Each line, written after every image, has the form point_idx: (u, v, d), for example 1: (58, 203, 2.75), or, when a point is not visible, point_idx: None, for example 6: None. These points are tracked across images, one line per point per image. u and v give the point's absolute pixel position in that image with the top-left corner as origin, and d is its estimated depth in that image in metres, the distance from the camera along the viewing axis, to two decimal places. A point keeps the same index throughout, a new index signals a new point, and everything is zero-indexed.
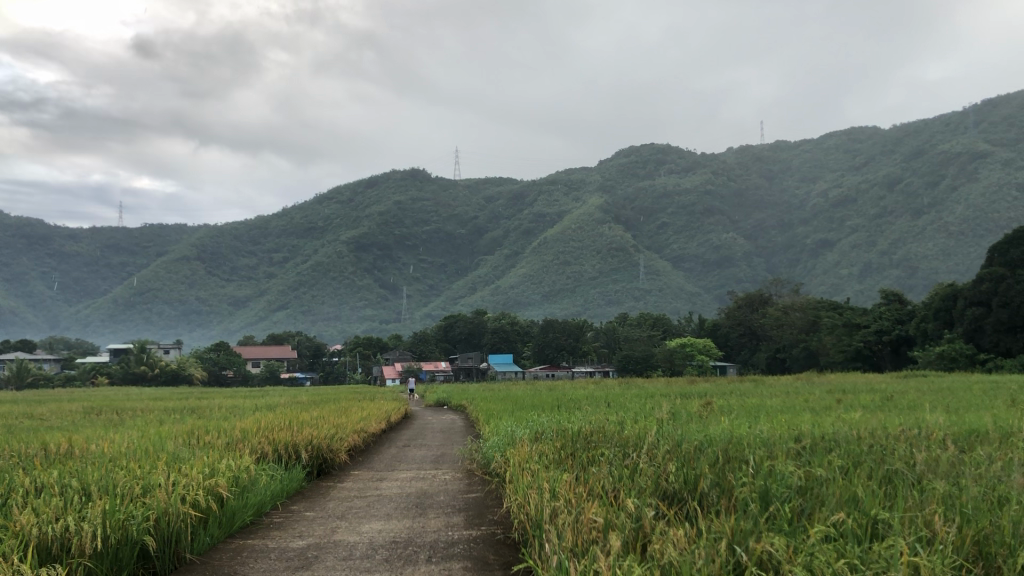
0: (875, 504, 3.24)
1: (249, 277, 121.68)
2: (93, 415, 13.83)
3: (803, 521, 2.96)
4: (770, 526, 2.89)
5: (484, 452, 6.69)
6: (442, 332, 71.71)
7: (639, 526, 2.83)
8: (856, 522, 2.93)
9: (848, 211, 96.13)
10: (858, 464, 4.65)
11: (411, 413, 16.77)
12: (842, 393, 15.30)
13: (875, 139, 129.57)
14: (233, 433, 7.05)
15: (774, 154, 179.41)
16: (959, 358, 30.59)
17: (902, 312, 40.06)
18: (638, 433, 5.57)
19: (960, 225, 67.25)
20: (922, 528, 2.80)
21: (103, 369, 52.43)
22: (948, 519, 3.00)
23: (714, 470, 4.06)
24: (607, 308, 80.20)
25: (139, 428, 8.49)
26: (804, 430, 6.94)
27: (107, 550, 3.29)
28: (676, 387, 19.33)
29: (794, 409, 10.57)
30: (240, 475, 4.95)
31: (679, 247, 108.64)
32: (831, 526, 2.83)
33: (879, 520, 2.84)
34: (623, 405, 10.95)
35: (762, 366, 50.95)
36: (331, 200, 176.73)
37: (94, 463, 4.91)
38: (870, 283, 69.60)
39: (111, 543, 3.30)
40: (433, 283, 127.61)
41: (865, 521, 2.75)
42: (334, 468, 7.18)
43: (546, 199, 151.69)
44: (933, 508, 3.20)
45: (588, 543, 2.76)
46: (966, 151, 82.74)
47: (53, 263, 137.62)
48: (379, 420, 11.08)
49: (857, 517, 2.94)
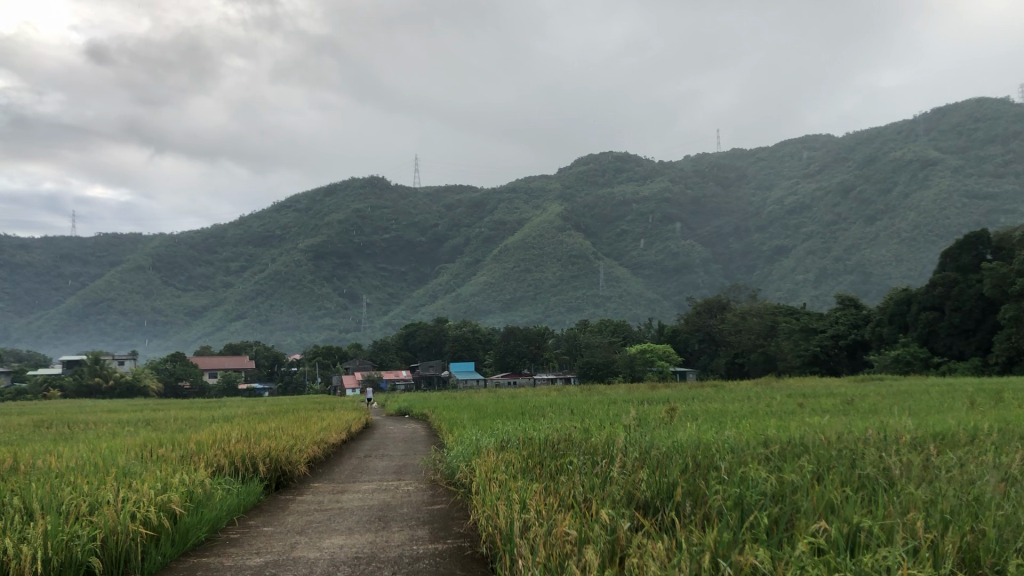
0: (856, 512, 3.18)
1: (206, 286, 120.09)
2: (45, 428, 13.45)
3: (788, 532, 2.85)
4: (747, 534, 2.82)
5: (448, 462, 6.55)
6: (403, 341, 71.38)
7: (611, 540, 2.72)
8: (829, 531, 2.88)
9: (804, 219, 97.54)
10: (830, 468, 4.60)
11: (372, 422, 16.55)
12: (803, 397, 15.37)
13: (829, 148, 131.66)
14: (190, 445, 6.83)
15: (732, 161, 181.41)
16: (914, 361, 31.14)
17: (857, 316, 40.64)
18: (606, 438, 5.46)
19: (912, 231, 68.52)
20: (913, 538, 2.72)
21: (55, 382, 51.30)
22: (933, 527, 2.93)
23: (688, 475, 3.96)
24: (568, 316, 80.43)
25: (90, 442, 8.19)
26: (769, 433, 6.94)
27: (49, 568, 3.10)
28: (639, 393, 19.31)
29: (758, 413, 10.53)
30: (194, 490, 4.75)
31: (638, 254, 109.35)
32: (817, 535, 2.74)
33: (846, 532, 2.78)
34: (589, 412, 10.91)
35: (721, 371, 51.44)
36: (290, 209, 175.14)
37: (40, 480, 4.66)
38: (825, 289, 70.61)
39: (52, 565, 3.11)
40: (393, 291, 127.12)
41: (839, 532, 2.68)
42: (294, 481, 6.98)
43: (506, 207, 152.11)
44: (916, 513, 3.14)
45: (556, 562, 2.64)
46: (917, 159, 84.22)
47: (3, 273, 134.83)
48: (339, 431, 10.85)
49: (844, 527, 2.86)
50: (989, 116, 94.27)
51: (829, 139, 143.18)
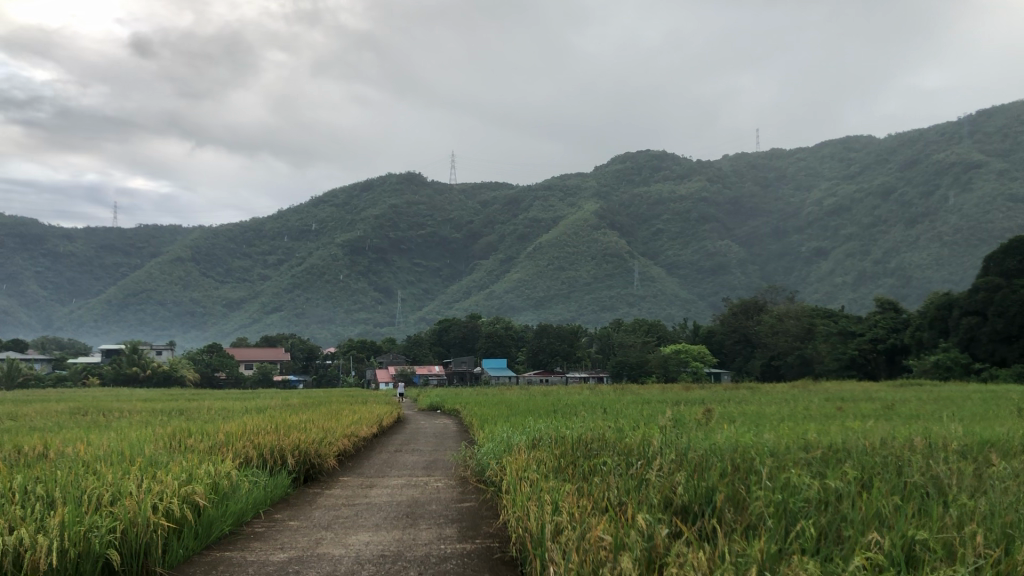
0: (916, 524, 2.98)
1: (243, 279, 121.30)
2: (79, 416, 13.55)
3: (839, 547, 2.65)
4: (796, 546, 2.65)
5: (479, 459, 6.40)
6: (436, 336, 71.44)
7: (649, 549, 2.57)
8: (876, 543, 2.74)
9: (843, 220, 96.16)
10: (877, 476, 4.42)
11: (403, 416, 16.48)
12: (841, 402, 15.02)
13: (870, 149, 129.56)
14: (219, 436, 6.77)
15: (770, 161, 179.17)
16: (955, 367, 30.47)
17: (897, 320, 39.81)
18: (642, 439, 5.31)
19: (954, 235, 67.18)
20: (968, 554, 2.54)
21: (94, 370, 52.04)
22: (992, 543, 2.74)
23: (727, 482, 3.77)
24: (601, 315, 80.03)
25: (119, 431, 8.11)
26: (810, 438, 6.74)
27: (64, 564, 3.01)
28: (672, 395, 18.94)
29: (798, 417, 10.23)
30: (219, 481, 4.66)
31: (673, 254, 108.53)
32: (871, 554, 2.58)
33: (890, 546, 2.61)
34: (623, 411, 10.67)
35: (756, 373, 50.84)
36: (327, 204, 176.42)
37: (68, 468, 4.63)
38: (864, 293, 69.59)
39: (69, 560, 3.03)
40: (427, 287, 127.55)
41: (890, 552, 2.51)
42: (323, 474, 6.90)
43: (541, 204, 151.85)
44: (976, 526, 2.95)
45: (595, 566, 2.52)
46: (960, 161, 82.33)
47: (46, 262, 137.45)
48: (371, 425, 10.75)
49: (900, 540, 2.69)
50: None
51: (870, 140, 140.84)
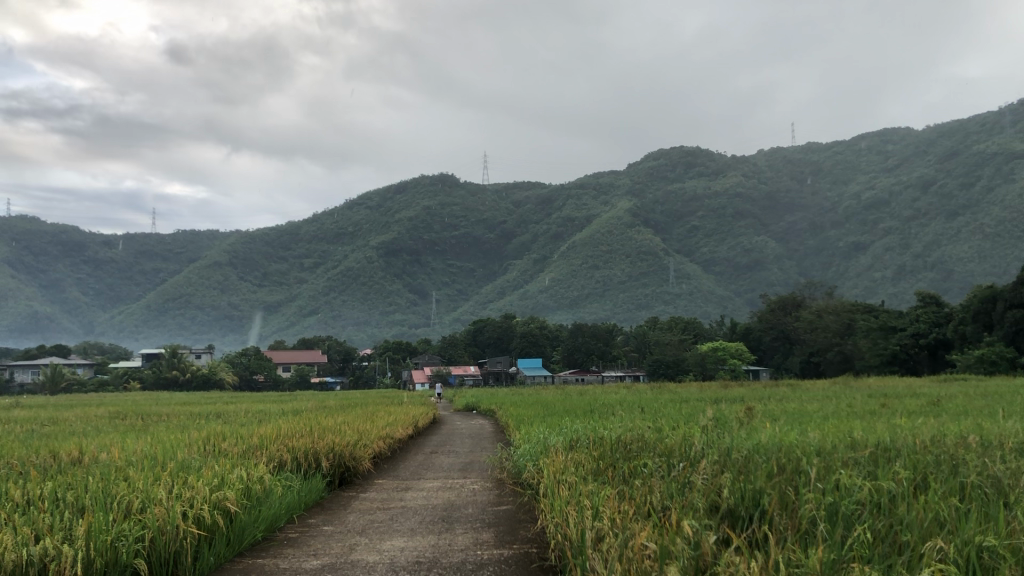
0: (992, 530, 2.77)
1: (280, 282, 122.60)
2: (118, 419, 13.66)
3: (894, 563, 2.48)
4: (849, 552, 2.52)
5: (515, 461, 6.29)
6: (471, 337, 71.59)
7: (692, 560, 2.42)
8: (929, 546, 2.64)
9: (881, 214, 94.83)
10: (930, 475, 4.25)
11: (438, 417, 16.44)
12: (884, 397, 14.70)
13: (908, 141, 127.66)
14: (252, 439, 6.71)
15: (806, 154, 176.98)
16: (1000, 362, 29.78)
17: (939, 314, 39.09)
18: (685, 439, 5.12)
19: (996, 227, 65.94)
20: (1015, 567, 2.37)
21: (135, 374, 52.81)
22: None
23: (774, 484, 3.60)
24: (636, 313, 79.59)
25: (154, 436, 8.03)
26: (856, 436, 6.53)
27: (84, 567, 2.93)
28: (711, 393, 18.66)
29: (840, 414, 9.94)
30: (252, 486, 4.59)
31: (709, 250, 107.71)
32: (928, 557, 2.44)
33: (961, 556, 2.43)
34: (661, 410, 10.55)
35: (795, 370, 50.28)
36: (361, 206, 177.73)
37: (95, 475, 4.58)
38: (904, 287, 68.55)
39: (92, 564, 2.95)
40: (462, 288, 127.99)
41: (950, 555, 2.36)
42: (357, 477, 6.80)
43: (575, 203, 151.61)
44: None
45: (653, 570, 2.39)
46: (1002, 151, 80.53)
47: (88, 269, 140.02)
48: (405, 426, 10.67)
49: (958, 547, 2.52)
50: None
51: (908, 131, 138.55)
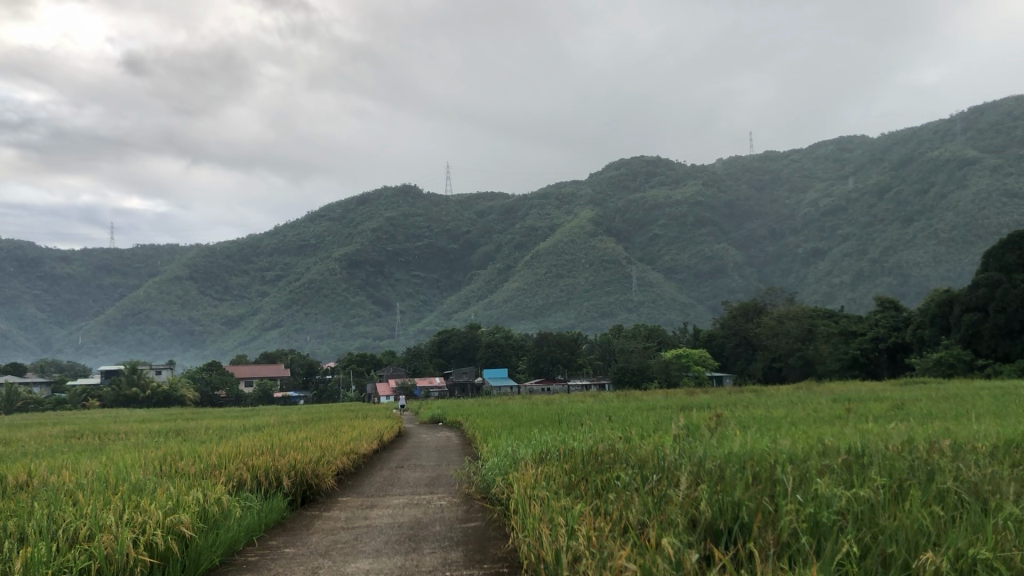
0: (986, 544, 2.66)
1: (242, 296, 121.30)
2: (75, 439, 13.25)
3: None
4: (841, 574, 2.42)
5: (483, 475, 6.12)
6: (436, 347, 71.30)
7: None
8: (916, 564, 2.56)
9: (839, 220, 96.19)
10: (910, 483, 4.15)
11: (405, 430, 16.19)
12: (849, 402, 14.69)
13: (864, 148, 129.63)
14: (211, 459, 6.47)
15: (765, 162, 178.93)
16: (957, 364, 30.15)
17: (897, 318, 39.42)
18: (658, 451, 4.97)
19: (950, 232, 67.04)
20: None
21: (93, 392, 51.77)
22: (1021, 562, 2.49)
23: (754, 495, 3.48)
24: (600, 321, 79.67)
25: (109, 456, 7.74)
26: (827, 443, 6.42)
27: None
28: (675, 401, 18.62)
29: (808, 421, 9.84)
30: (209, 509, 4.39)
31: (671, 258, 108.55)
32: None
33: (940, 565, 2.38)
34: (630, 419, 10.38)
35: (758, 375, 50.61)
36: (323, 218, 176.79)
37: (42, 500, 4.33)
38: (862, 292, 69.54)
39: None
40: (427, 299, 127.76)
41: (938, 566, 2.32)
42: (321, 495, 6.61)
43: (537, 212, 152.18)
44: (1006, 539, 2.70)
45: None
46: (955, 157, 81.80)
47: (44, 286, 137.50)
48: (370, 441, 10.45)
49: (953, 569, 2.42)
50: None
51: (864, 140, 140.71)
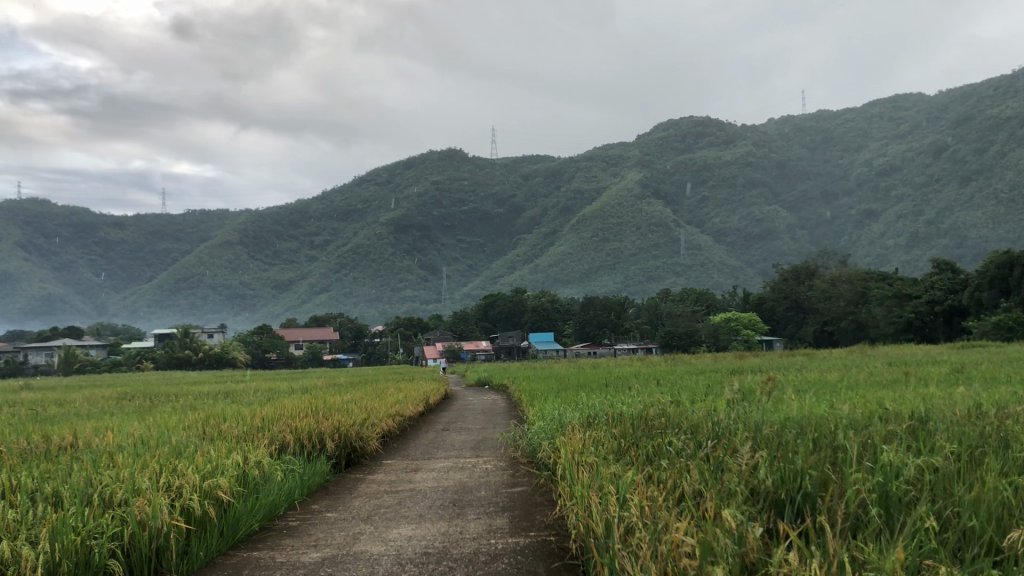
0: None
1: (291, 261, 122.67)
2: (127, 400, 13.43)
3: (955, 562, 2.16)
4: (908, 549, 2.21)
5: (530, 439, 5.98)
6: (482, 311, 71.41)
7: (738, 546, 2.15)
8: (1002, 541, 2.34)
9: (893, 181, 94.07)
10: (982, 449, 3.92)
11: (451, 393, 16.18)
12: (905, 365, 14.34)
13: (920, 107, 126.16)
14: (254, 420, 6.42)
15: (818, 123, 175.11)
16: (1016, 327, 29.26)
17: (954, 281, 38.52)
18: (709, 416, 4.76)
19: (1009, 192, 65.09)
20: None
21: (148, 354, 52.85)
22: None
23: (818, 464, 3.22)
24: (648, 285, 79.04)
25: (160, 418, 7.71)
26: (887, 407, 6.12)
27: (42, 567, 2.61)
28: (723, 364, 18.34)
29: (866, 384, 9.52)
30: (250, 474, 4.27)
31: (720, 221, 107.22)
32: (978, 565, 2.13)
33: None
34: (679, 383, 10.15)
35: (809, 339, 49.73)
36: (370, 182, 177.46)
37: (83, 461, 4.30)
38: (917, 254, 67.91)
39: (50, 560, 2.63)
40: (473, 263, 128.13)
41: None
42: (365, 457, 6.51)
43: (584, 175, 151.11)
44: None
45: (697, 566, 2.08)
46: (1015, 115, 79.16)
47: (100, 252, 140.47)
48: (416, 403, 10.41)
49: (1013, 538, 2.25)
50: None
51: (921, 98, 136.79)
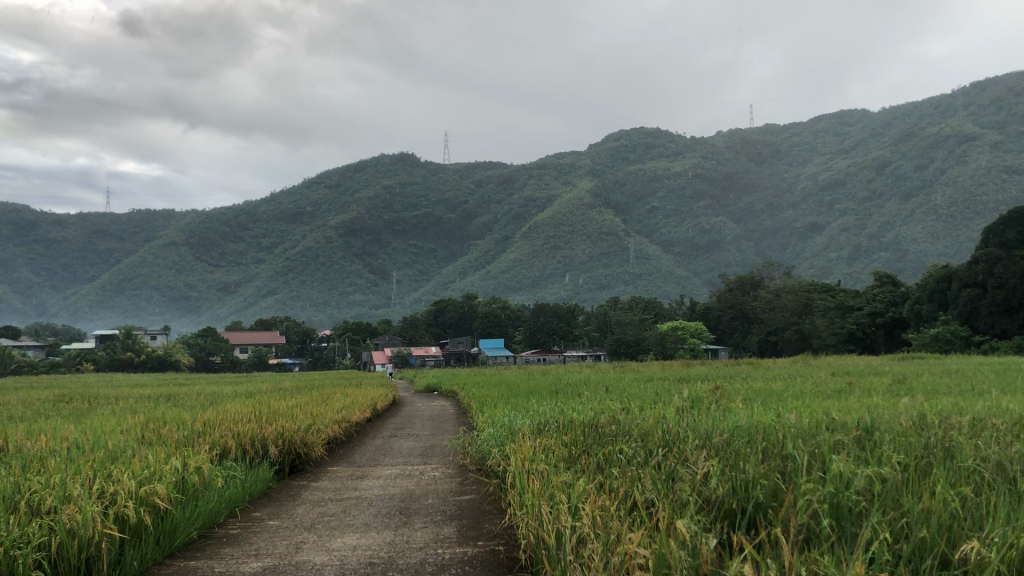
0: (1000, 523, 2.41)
1: (238, 264, 120.90)
2: (63, 403, 13.02)
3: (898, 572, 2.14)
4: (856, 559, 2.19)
5: (478, 446, 5.91)
6: (432, 317, 71.07)
7: (683, 554, 2.12)
8: (952, 554, 2.34)
9: (838, 195, 96.01)
10: (929, 460, 3.94)
11: (398, 399, 15.99)
12: (848, 375, 14.56)
13: (864, 124, 129.06)
14: (195, 425, 6.22)
15: (765, 137, 178.14)
16: (954, 340, 30.00)
17: (895, 293, 39.42)
18: (658, 423, 4.75)
19: (948, 208, 66.78)
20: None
21: (88, 355, 51.54)
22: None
23: (767, 471, 3.20)
24: (597, 293, 79.44)
25: (96, 421, 7.45)
26: (832, 417, 6.19)
27: None
28: (669, 372, 18.44)
29: (810, 395, 9.60)
30: (188, 480, 4.13)
31: (669, 231, 108.31)
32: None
33: (992, 549, 2.20)
34: (627, 391, 10.15)
35: (754, 349, 50.34)
36: (321, 185, 175.80)
37: (12, 464, 4.12)
38: (860, 266, 69.34)
39: None
40: (424, 268, 127.64)
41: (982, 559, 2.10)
42: (309, 464, 6.37)
43: (535, 183, 151.62)
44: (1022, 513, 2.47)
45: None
46: (955, 133, 81.34)
47: (40, 250, 136.84)
48: (363, 410, 10.25)
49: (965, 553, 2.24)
50: None
51: (865, 115, 140.00)
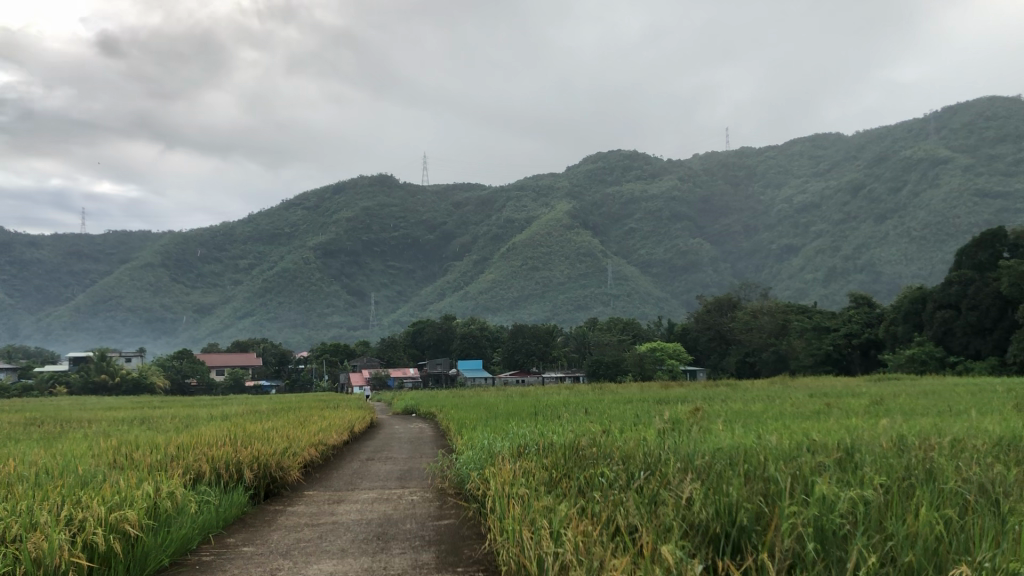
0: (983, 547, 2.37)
1: (214, 285, 120.07)
2: (35, 427, 12.78)
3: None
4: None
5: (457, 469, 5.84)
6: (411, 339, 70.83)
7: None
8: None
9: (813, 218, 96.86)
10: (911, 480, 3.92)
11: (375, 421, 15.81)
12: (827, 396, 14.58)
13: (838, 147, 130.51)
14: (168, 448, 6.12)
15: (741, 160, 179.74)
16: (929, 361, 30.26)
17: (871, 314, 39.88)
18: (637, 444, 4.70)
19: (921, 230, 67.51)
20: None
21: (61, 377, 50.89)
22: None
23: (750, 493, 3.15)
24: (576, 314, 79.48)
25: (65, 445, 7.29)
26: (813, 438, 6.18)
27: None
28: (648, 393, 18.43)
29: (790, 416, 9.58)
30: (160, 504, 4.04)
31: (647, 252, 108.75)
32: None
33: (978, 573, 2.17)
34: (607, 412, 10.11)
35: (731, 369, 50.48)
36: (299, 207, 175.30)
37: None
38: (835, 288, 69.93)
39: None
40: (402, 289, 127.30)
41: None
42: (285, 488, 6.26)
43: (514, 204, 151.99)
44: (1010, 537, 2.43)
45: None
46: (927, 156, 82.37)
47: (13, 271, 135.29)
48: (340, 431, 10.12)
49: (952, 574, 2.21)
50: (1001, 113, 92.31)
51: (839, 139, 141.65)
